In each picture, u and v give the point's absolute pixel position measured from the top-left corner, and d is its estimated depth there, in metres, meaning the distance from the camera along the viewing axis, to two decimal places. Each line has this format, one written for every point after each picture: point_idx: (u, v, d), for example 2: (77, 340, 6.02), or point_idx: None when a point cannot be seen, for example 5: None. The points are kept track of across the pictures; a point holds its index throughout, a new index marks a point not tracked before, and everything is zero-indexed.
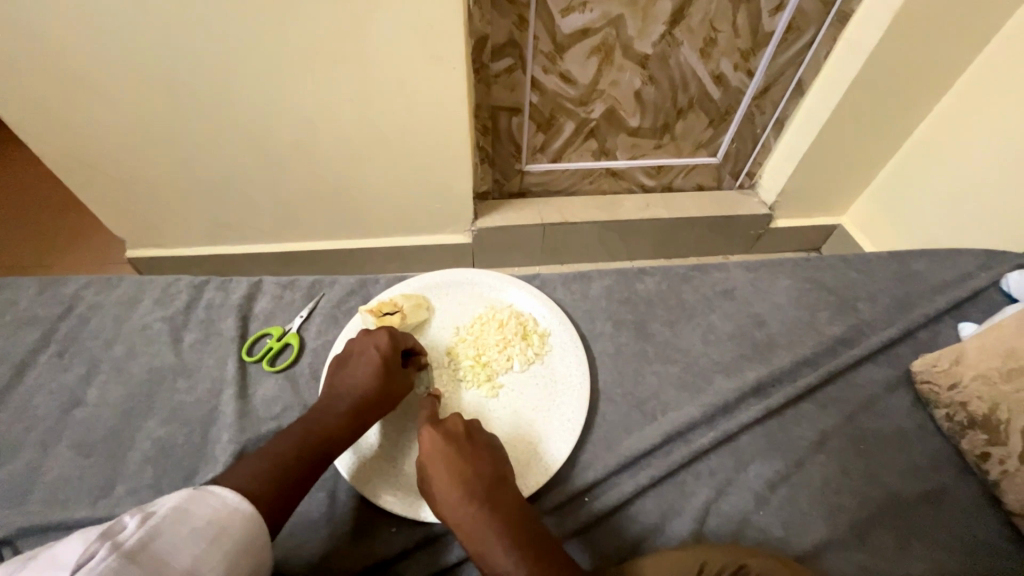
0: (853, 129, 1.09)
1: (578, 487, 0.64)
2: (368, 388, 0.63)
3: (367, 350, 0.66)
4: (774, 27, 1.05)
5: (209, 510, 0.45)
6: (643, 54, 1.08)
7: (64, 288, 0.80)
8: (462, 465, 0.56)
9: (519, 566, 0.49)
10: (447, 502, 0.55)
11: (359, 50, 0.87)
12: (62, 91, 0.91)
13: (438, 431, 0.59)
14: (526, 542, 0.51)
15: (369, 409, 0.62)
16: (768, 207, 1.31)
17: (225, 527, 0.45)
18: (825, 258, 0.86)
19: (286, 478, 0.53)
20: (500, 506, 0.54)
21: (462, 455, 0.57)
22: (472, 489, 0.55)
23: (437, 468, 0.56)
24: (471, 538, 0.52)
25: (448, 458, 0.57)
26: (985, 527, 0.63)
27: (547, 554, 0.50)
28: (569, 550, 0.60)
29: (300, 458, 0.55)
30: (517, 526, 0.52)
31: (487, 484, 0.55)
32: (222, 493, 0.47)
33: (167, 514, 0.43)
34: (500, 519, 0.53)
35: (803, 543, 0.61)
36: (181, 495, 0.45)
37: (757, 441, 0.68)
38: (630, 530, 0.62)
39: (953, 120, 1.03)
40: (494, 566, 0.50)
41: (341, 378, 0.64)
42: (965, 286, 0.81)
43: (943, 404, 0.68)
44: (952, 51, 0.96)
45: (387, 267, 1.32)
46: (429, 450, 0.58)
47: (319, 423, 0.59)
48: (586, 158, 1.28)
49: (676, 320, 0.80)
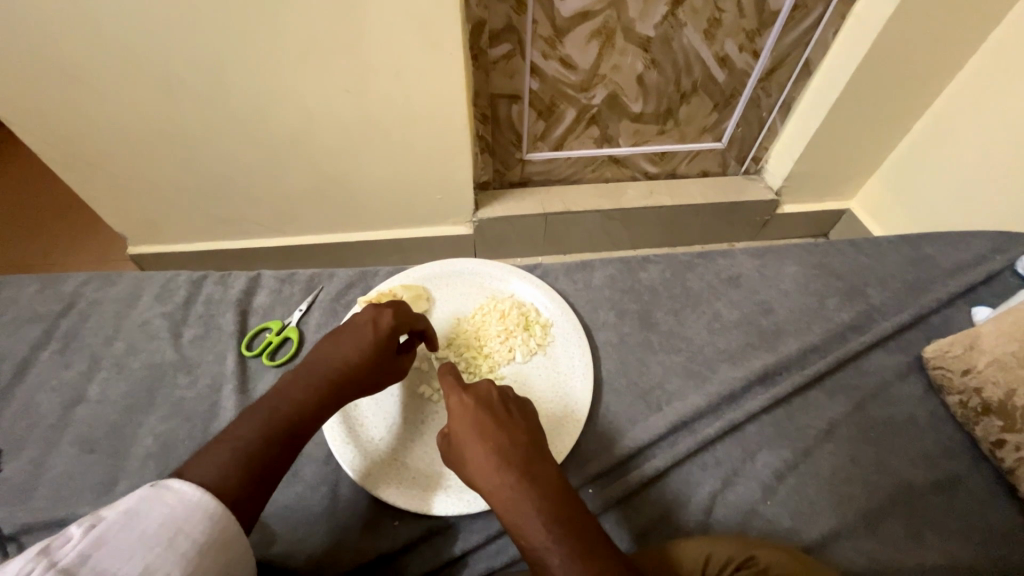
0: (862, 111, 1.07)
1: (604, 465, 0.64)
2: (354, 369, 0.60)
3: (364, 324, 0.62)
4: (780, 6, 1.01)
5: (164, 510, 0.43)
6: (646, 36, 1.05)
7: (64, 286, 0.80)
8: (496, 432, 0.52)
9: (558, 539, 0.46)
10: (480, 473, 0.50)
11: (353, 39, 0.85)
12: (57, 88, 0.90)
13: (470, 398, 0.54)
14: (567, 516, 0.47)
15: (347, 390, 0.60)
16: (775, 192, 1.29)
17: (182, 526, 0.43)
18: (833, 243, 0.85)
19: (258, 463, 0.51)
20: (537, 473, 0.50)
21: (496, 421, 0.53)
22: (507, 455, 0.50)
23: (470, 433, 0.52)
24: (506, 511, 0.48)
25: (480, 425, 0.52)
26: (1000, 516, 0.61)
27: (588, 529, 0.47)
28: (604, 523, 0.61)
29: (272, 441, 0.53)
30: (556, 497, 0.48)
31: (524, 451, 0.51)
32: (179, 488, 0.45)
33: (115, 521, 0.41)
34: (539, 488, 0.49)
35: (812, 533, 0.60)
36: (135, 496, 0.43)
37: (764, 430, 0.67)
38: (648, 514, 0.62)
39: (967, 98, 1.00)
40: (530, 538, 0.47)
41: (328, 348, 0.61)
42: (978, 270, 0.79)
43: (955, 390, 0.66)
44: (966, 29, 0.93)
45: (389, 258, 1.31)
46: (462, 415, 0.53)
47: (292, 399, 0.56)
48: (587, 145, 1.26)
49: (681, 308, 0.78)
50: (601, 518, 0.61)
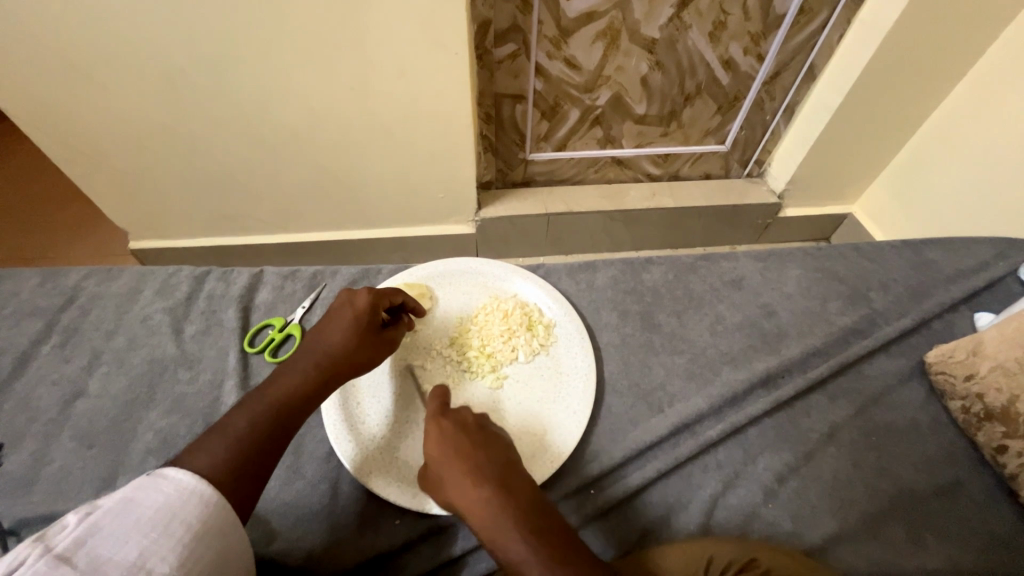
0: (865, 116, 1.07)
1: (603, 467, 0.64)
2: (339, 348, 0.60)
3: (343, 308, 0.62)
4: (785, 9, 1.01)
5: (159, 497, 0.44)
6: (651, 38, 1.05)
7: (66, 279, 0.79)
8: (472, 453, 0.52)
9: (537, 552, 0.46)
10: (458, 491, 0.50)
11: (359, 38, 0.85)
12: (60, 81, 0.90)
13: (449, 424, 0.55)
14: (546, 528, 0.47)
15: (338, 370, 0.60)
16: (777, 195, 1.29)
17: (177, 514, 0.43)
18: (837, 247, 0.84)
19: (250, 453, 0.51)
20: (515, 490, 0.50)
21: (473, 443, 0.53)
22: (484, 473, 0.50)
23: (447, 454, 0.52)
24: (485, 528, 0.48)
25: (457, 448, 0.53)
26: (1001, 521, 0.61)
27: (567, 540, 0.47)
28: (585, 537, 0.60)
29: (262, 428, 0.53)
30: (534, 514, 0.48)
31: (500, 470, 0.51)
32: (175, 477, 0.45)
33: (110, 508, 0.41)
34: (517, 503, 0.49)
35: (813, 536, 0.60)
36: (131, 485, 0.44)
37: (765, 433, 0.67)
38: (638, 522, 0.61)
39: (970, 105, 1.00)
40: (508, 552, 0.46)
41: (313, 334, 0.61)
42: (981, 275, 0.80)
43: (958, 395, 0.67)
44: (971, 36, 0.93)
45: (390, 256, 1.31)
46: (438, 439, 0.54)
47: (280, 385, 0.57)
48: (590, 146, 1.26)
49: (683, 309, 0.78)
50: (584, 531, 0.61)
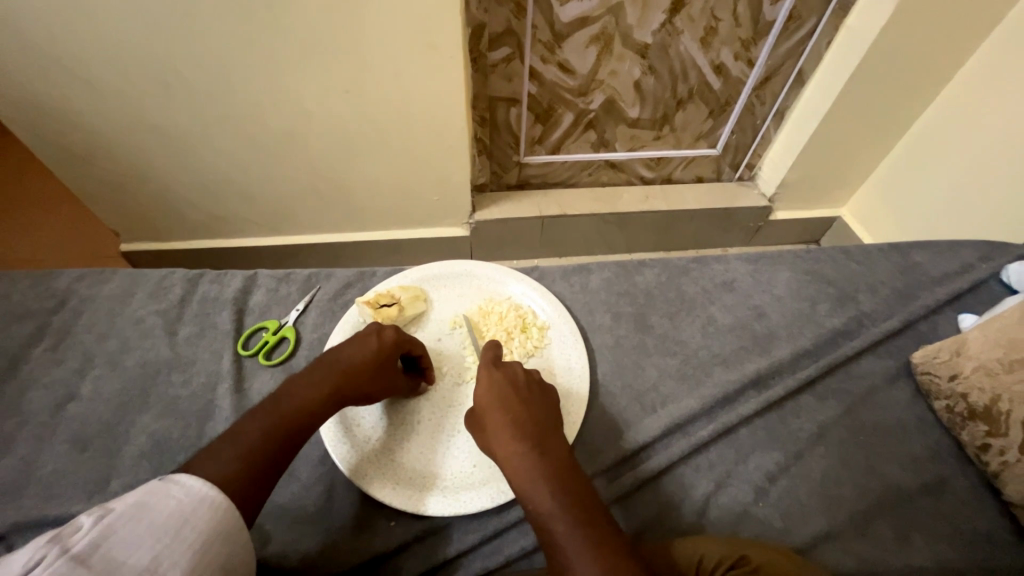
0: (853, 121, 1.09)
1: (607, 461, 0.65)
2: (355, 368, 0.60)
3: (368, 334, 0.63)
4: (774, 16, 1.03)
5: (172, 502, 0.44)
6: (643, 43, 1.07)
7: (56, 282, 0.79)
8: (518, 411, 0.57)
9: (564, 508, 0.50)
10: (502, 444, 0.55)
11: (354, 41, 0.86)
12: (51, 82, 0.89)
13: (502, 381, 0.59)
14: (573, 488, 0.52)
15: (346, 391, 0.59)
16: (768, 198, 1.30)
17: (189, 519, 0.43)
18: (825, 250, 0.86)
19: (257, 459, 0.51)
20: (549, 454, 0.55)
21: (519, 402, 0.58)
22: (524, 432, 0.56)
23: (494, 405, 0.58)
24: (519, 478, 0.53)
25: (503, 406, 0.57)
26: (984, 518, 0.63)
27: (590, 502, 0.51)
28: (613, 512, 0.62)
29: (271, 438, 0.53)
30: (561, 471, 0.53)
31: (540, 430, 0.56)
32: (186, 482, 0.45)
33: (124, 511, 0.41)
34: (550, 464, 0.54)
35: (803, 534, 0.61)
36: (145, 488, 0.44)
37: (756, 433, 0.68)
38: (643, 513, 0.62)
39: (955, 111, 1.02)
40: (539, 504, 0.51)
41: (333, 352, 0.61)
42: (964, 278, 0.81)
43: (943, 395, 0.68)
44: (955, 44, 0.95)
45: (385, 258, 1.31)
46: (489, 394, 0.58)
47: (294, 396, 0.57)
48: (584, 149, 1.27)
49: (676, 312, 0.79)
50: (612, 507, 0.62)
